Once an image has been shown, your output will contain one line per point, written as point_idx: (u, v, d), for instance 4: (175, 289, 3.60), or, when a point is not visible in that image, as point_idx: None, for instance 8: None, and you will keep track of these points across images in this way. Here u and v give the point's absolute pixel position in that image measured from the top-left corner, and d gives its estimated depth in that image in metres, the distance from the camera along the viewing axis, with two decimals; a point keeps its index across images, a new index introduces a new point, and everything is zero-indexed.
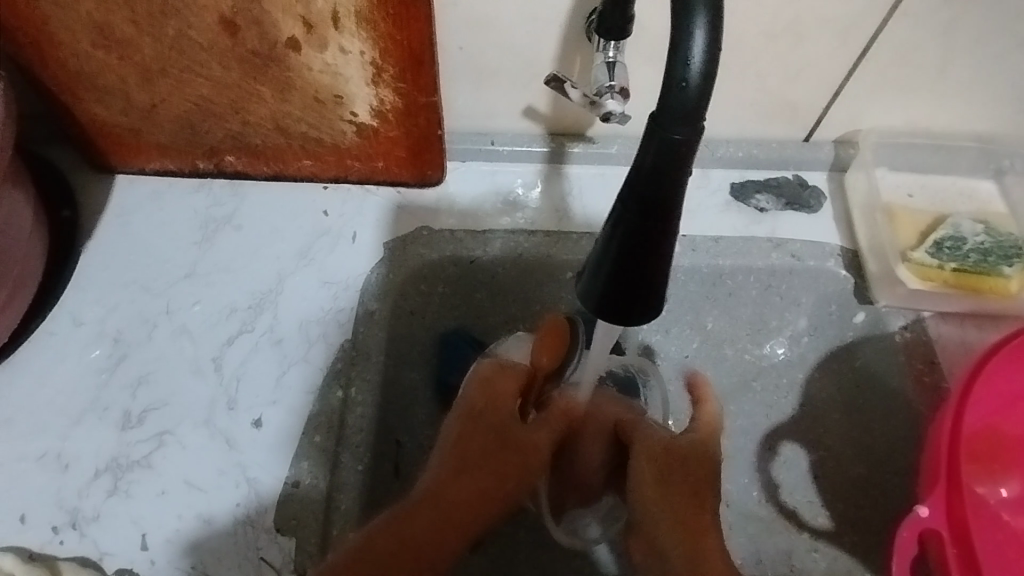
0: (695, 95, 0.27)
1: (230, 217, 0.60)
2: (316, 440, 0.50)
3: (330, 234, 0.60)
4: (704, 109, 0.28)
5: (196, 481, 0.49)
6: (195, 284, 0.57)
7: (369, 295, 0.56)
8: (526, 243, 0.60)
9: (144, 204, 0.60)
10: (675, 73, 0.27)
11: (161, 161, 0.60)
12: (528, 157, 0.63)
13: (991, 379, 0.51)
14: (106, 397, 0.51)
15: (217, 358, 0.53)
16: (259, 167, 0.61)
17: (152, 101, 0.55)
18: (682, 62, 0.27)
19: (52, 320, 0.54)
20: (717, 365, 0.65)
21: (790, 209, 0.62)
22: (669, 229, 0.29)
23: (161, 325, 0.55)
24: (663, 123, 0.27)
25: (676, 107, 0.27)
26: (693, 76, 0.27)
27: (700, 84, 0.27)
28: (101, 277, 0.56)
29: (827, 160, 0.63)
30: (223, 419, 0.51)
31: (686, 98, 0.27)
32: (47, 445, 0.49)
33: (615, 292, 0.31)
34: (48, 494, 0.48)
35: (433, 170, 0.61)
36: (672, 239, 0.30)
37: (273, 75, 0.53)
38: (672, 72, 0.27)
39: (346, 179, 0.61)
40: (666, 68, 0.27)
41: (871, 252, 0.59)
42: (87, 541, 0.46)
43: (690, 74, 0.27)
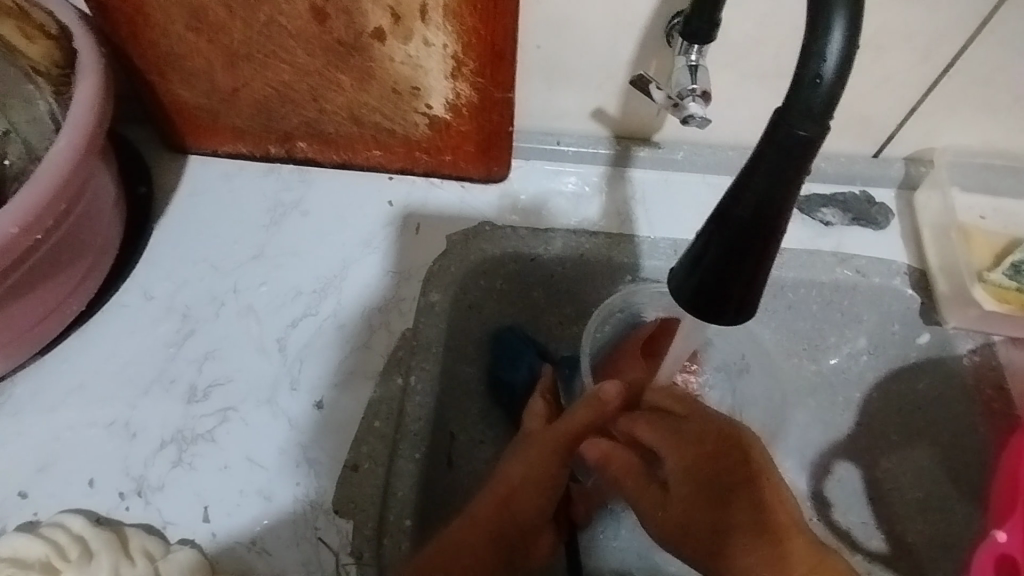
0: (827, 93, 0.28)
1: (298, 203, 0.61)
2: (376, 426, 0.51)
3: (393, 225, 0.60)
4: (830, 107, 0.29)
5: (258, 457, 0.49)
6: (262, 266, 0.58)
7: (431, 287, 0.57)
8: (587, 244, 0.60)
9: (216, 185, 0.61)
10: (808, 71, 0.28)
11: (235, 144, 0.61)
12: (591, 158, 0.63)
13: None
14: (174, 370, 0.52)
15: (281, 339, 0.54)
16: (329, 155, 0.61)
17: (234, 85, 0.56)
18: (818, 58, 0.28)
19: (124, 292, 0.56)
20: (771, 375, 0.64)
21: (857, 224, 0.61)
22: (779, 226, 0.30)
23: (228, 303, 0.56)
24: (792, 118, 0.29)
25: (804, 103, 0.29)
26: (828, 73, 0.28)
27: (832, 81, 0.28)
28: (172, 253, 0.58)
29: (896, 178, 0.62)
30: (286, 398, 0.52)
31: (819, 93, 0.28)
32: (115, 413, 0.50)
33: (711, 287, 0.32)
34: (116, 460, 0.49)
35: (499, 166, 0.61)
36: (776, 240, 0.31)
37: (355, 65, 0.54)
38: (805, 69, 0.28)
39: (412, 171, 0.62)
40: (802, 64, 0.28)
41: (941, 272, 0.58)
42: (152, 509, 0.47)
43: (825, 70, 0.28)
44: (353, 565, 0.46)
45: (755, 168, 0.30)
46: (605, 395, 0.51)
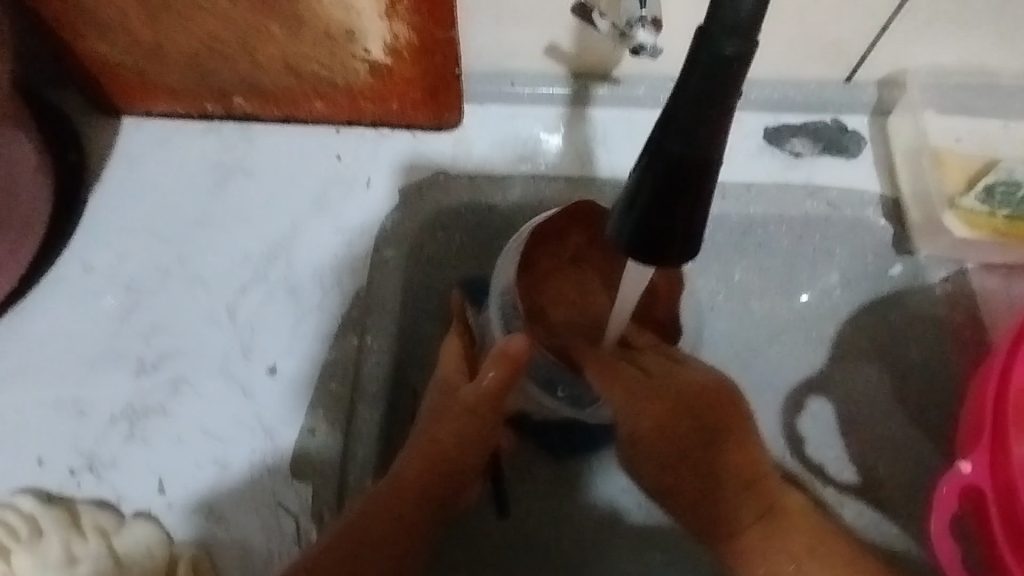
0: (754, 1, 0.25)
1: (242, 162, 0.58)
2: (332, 388, 0.49)
3: (343, 180, 0.58)
4: (758, 17, 0.26)
5: (211, 427, 0.48)
6: (207, 231, 0.55)
7: (384, 243, 0.55)
8: (547, 190, 0.58)
9: (153, 147, 0.58)
10: None
11: (169, 104, 0.58)
12: (548, 99, 0.60)
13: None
14: (120, 343, 0.51)
15: (231, 305, 0.52)
16: (270, 110, 0.58)
17: (156, 38, 0.52)
18: None
19: (64, 266, 0.53)
20: (740, 310, 0.62)
21: (828, 154, 0.59)
22: (711, 158, 0.28)
23: (173, 272, 0.53)
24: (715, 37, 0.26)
25: (729, 16, 0.26)
26: None
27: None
28: (111, 222, 0.55)
29: (869, 102, 0.58)
30: (238, 366, 0.50)
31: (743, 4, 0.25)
32: (62, 391, 0.49)
33: (651, 228, 0.30)
34: (65, 438, 0.48)
35: (450, 112, 0.58)
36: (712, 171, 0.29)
37: (282, 9, 0.50)
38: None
39: (359, 122, 0.59)
40: None
41: (913, 199, 0.56)
42: (105, 485, 0.46)
43: None
44: (314, 528, 0.45)
45: (680, 98, 0.27)
46: (513, 348, 0.45)
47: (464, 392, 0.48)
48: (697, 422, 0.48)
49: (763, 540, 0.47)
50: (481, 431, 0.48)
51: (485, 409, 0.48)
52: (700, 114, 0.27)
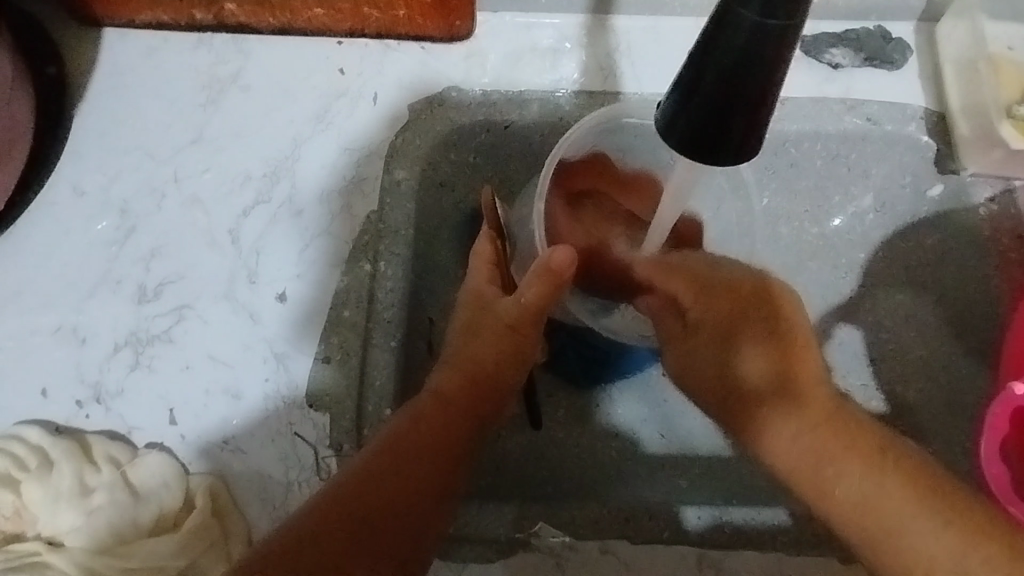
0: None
1: (236, 76, 0.53)
2: (345, 315, 0.47)
3: (347, 96, 0.53)
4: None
5: (221, 356, 0.46)
6: (203, 151, 0.51)
7: (394, 163, 0.51)
8: (567, 107, 0.54)
9: (139, 60, 0.53)
10: None
11: (153, 11, 0.53)
12: (568, 5, 0.55)
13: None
14: (119, 270, 0.48)
15: (233, 230, 0.49)
16: (265, 19, 0.53)
17: None
18: None
19: (52, 190, 0.50)
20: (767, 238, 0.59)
21: (870, 65, 0.54)
22: (791, 30, 0.25)
23: (170, 195, 0.50)
24: None
25: None
26: None
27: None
28: (100, 142, 0.51)
29: (918, 7, 0.54)
30: (246, 294, 0.48)
31: None
32: (61, 319, 0.47)
33: (705, 120, 0.27)
34: (68, 368, 0.45)
35: (461, 20, 0.53)
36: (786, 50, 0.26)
37: None
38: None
39: (363, 32, 0.54)
40: None
41: (963, 112, 0.52)
42: (113, 415, 0.44)
43: None
44: (333, 458, 0.44)
45: None
46: (558, 263, 0.41)
47: (502, 308, 0.45)
48: (731, 333, 0.45)
49: (816, 462, 0.40)
50: (523, 348, 0.46)
51: (528, 325, 0.44)
52: None
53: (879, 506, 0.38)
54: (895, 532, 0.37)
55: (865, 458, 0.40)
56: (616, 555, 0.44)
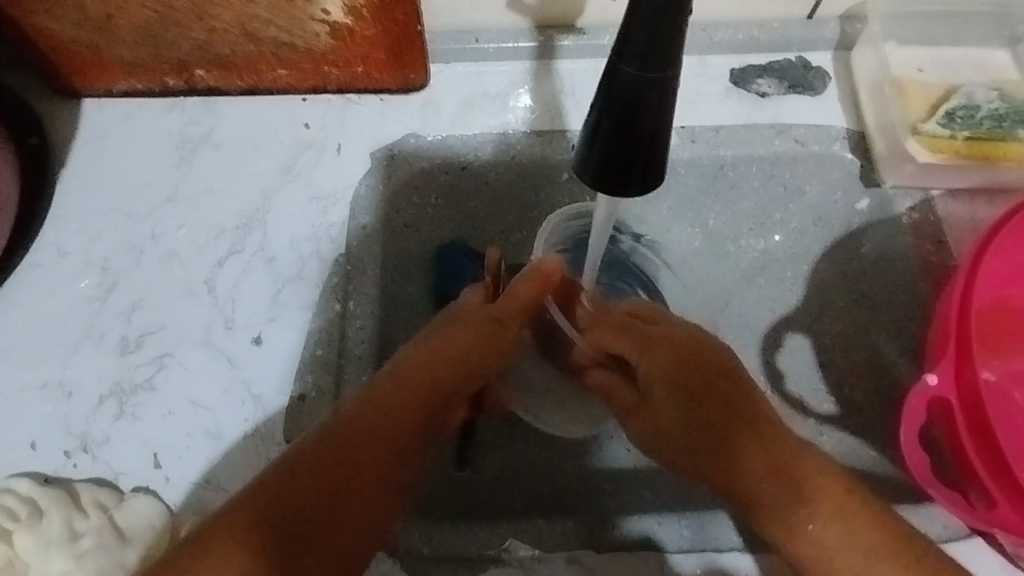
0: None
1: (207, 136, 0.57)
2: (318, 354, 0.50)
3: (313, 148, 0.57)
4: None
5: (201, 401, 0.49)
6: (178, 208, 0.55)
7: (358, 209, 0.55)
8: (519, 146, 0.58)
9: (116, 126, 0.57)
10: None
11: (129, 81, 0.56)
12: (514, 54, 0.60)
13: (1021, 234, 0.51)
14: (102, 324, 0.51)
15: (209, 280, 0.52)
16: (232, 81, 0.57)
17: (107, 11, 0.51)
18: None
19: (36, 252, 0.53)
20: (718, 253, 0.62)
21: (794, 92, 0.59)
22: (670, 81, 0.29)
23: (148, 251, 0.53)
24: None
25: None
26: None
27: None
28: (82, 204, 0.54)
29: (832, 39, 0.59)
30: (222, 339, 0.50)
31: None
32: (47, 375, 0.49)
33: (611, 161, 0.31)
34: (55, 421, 0.48)
35: (416, 73, 0.58)
36: (670, 95, 0.30)
37: None
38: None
39: (325, 88, 0.58)
40: None
41: (878, 130, 0.57)
42: (100, 463, 0.47)
43: None
44: None
45: (631, 25, 0.28)
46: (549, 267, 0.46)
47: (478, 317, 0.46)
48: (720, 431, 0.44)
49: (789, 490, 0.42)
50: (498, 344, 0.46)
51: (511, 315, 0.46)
52: (653, 31, 0.27)
53: (840, 556, 0.40)
54: (843, 573, 0.40)
55: (825, 504, 0.42)
56: (580, 562, 0.47)
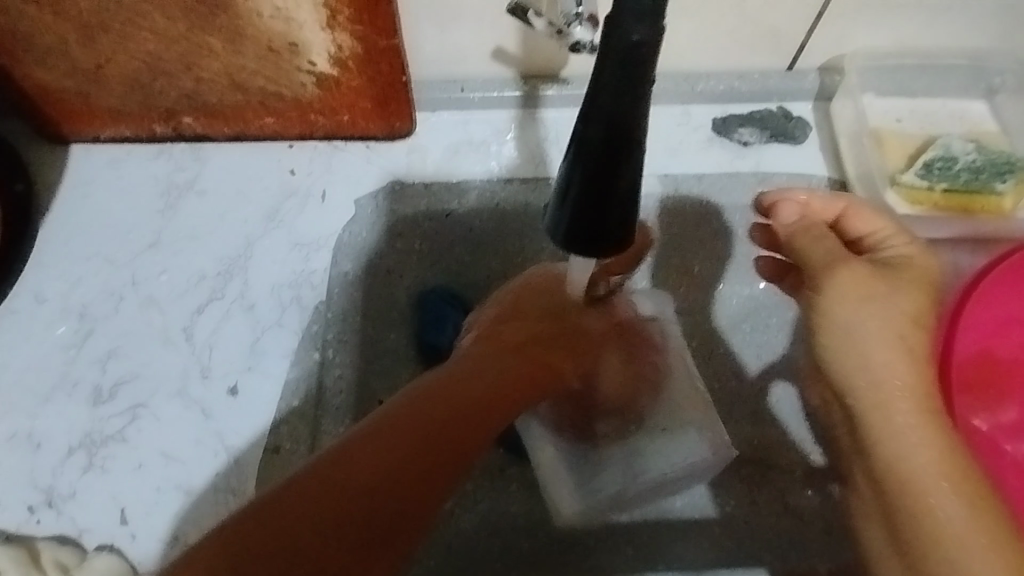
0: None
1: (192, 182, 0.57)
2: (296, 404, 0.49)
3: (297, 195, 0.57)
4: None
5: (174, 452, 0.47)
6: (160, 254, 0.54)
7: (341, 256, 0.55)
8: (502, 193, 0.59)
9: (102, 172, 0.57)
10: None
11: (116, 127, 0.57)
12: (499, 102, 0.60)
13: (1003, 291, 0.51)
14: (76, 373, 0.50)
15: (187, 327, 0.52)
16: (219, 128, 0.57)
17: (96, 61, 0.52)
18: None
19: (14, 299, 0.52)
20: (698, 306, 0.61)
21: (775, 141, 0.60)
22: (636, 144, 0.29)
23: (127, 297, 0.53)
24: (620, 21, 0.25)
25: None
26: None
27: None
28: (63, 250, 0.54)
29: (812, 90, 0.60)
30: (198, 388, 0.50)
31: None
32: (16, 426, 0.48)
33: (584, 223, 0.31)
34: (22, 474, 0.47)
35: (402, 121, 0.58)
36: (636, 157, 0.29)
37: (221, 24, 0.50)
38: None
39: (311, 136, 0.59)
40: None
41: (860, 180, 0.57)
42: (65, 519, 0.45)
43: None
44: None
45: (596, 91, 0.27)
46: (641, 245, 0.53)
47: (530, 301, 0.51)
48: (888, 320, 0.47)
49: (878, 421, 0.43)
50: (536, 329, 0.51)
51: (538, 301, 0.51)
52: (616, 98, 0.27)
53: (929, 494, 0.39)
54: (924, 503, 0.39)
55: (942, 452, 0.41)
56: None
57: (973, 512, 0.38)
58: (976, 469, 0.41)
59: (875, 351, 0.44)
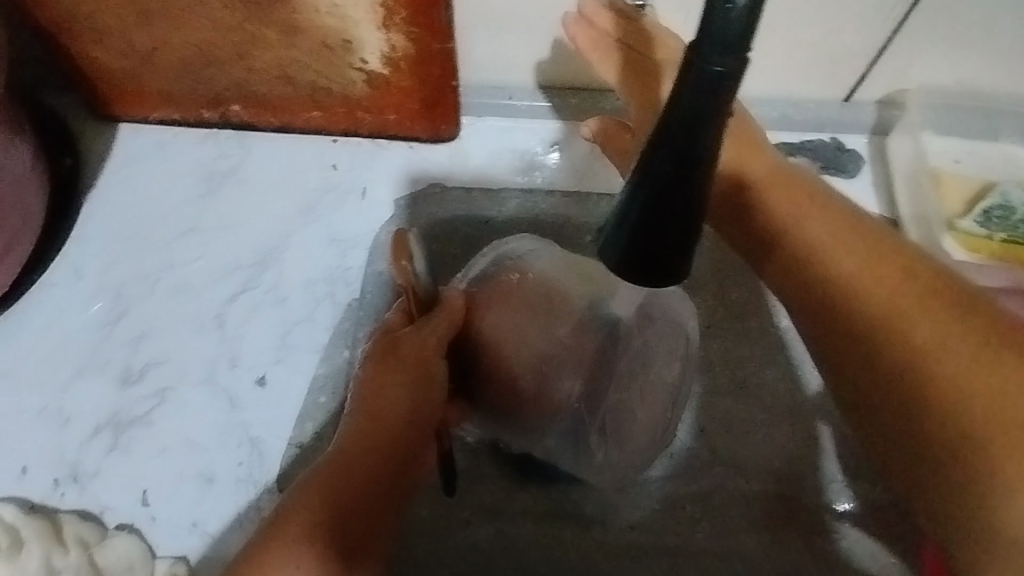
0: (746, 13, 0.24)
1: (236, 170, 0.58)
2: (322, 400, 0.49)
3: (337, 190, 0.57)
4: (748, 33, 0.25)
5: (197, 439, 0.48)
6: (198, 239, 0.55)
7: (377, 255, 0.55)
8: (543, 205, 0.58)
9: (149, 154, 0.58)
10: None
11: (165, 111, 0.57)
12: (546, 113, 0.60)
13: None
14: (108, 351, 0.50)
15: (219, 315, 0.52)
16: (265, 118, 0.58)
17: (152, 44, 0.52)
18: None
19: (54, 273, 0.53)
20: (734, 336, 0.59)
21: (826, 173, 0.58)
22: (706, 176, 0.28)
23: (163, 280, 0.53)
24: (704, 52, 0.25)
25: (719, 33, 0.25)
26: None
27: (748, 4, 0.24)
28: (104, 228, 0.55)
29: (868, 122, 0.58)
30: (225, 376, 0.50)
31: (732, 21, 0.24)
32: (47, 399, 0.49)
33: (641, 251, 0.30)
34: (48, 448, 0.47)
35: (447, 125, 0.58)
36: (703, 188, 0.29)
37: (277, 17, 0.50)
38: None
39: (356, 132, 0.59)
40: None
41: (913, 220, 0.55)
42: (87, 496, 0.46)
43: None
44: None
45: (671, 118, 0.27)
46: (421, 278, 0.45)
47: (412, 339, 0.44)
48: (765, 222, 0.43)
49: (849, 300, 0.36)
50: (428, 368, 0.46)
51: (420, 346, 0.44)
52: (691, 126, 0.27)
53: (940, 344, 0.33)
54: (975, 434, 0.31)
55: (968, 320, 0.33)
56: None
57: (971, 338, 0.32)
58: (915, 264, 0.36)
59: (829, 261, 0.38)
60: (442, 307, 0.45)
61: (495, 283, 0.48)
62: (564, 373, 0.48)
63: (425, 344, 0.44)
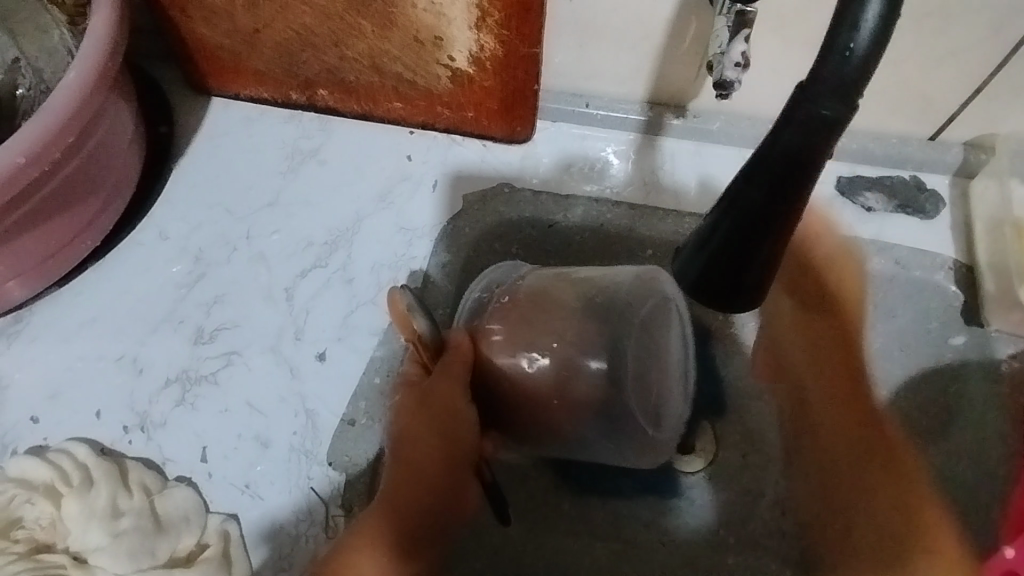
0: (859, 60, 0.26)
1: (317, 151, 0.60)
2: (376, 381, 0.50)
3: (411, 180, 0.59)
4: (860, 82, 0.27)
5: (257, 404, 0.50)
6: (276, 214, 0.57)
7: (440, 247, 0.56)
8: (609, 214, 0.58)
9: (237, 128, 0.61)
10: (841, 39, 0.26)
11: (257, 89, 0.60)
12: (621, 124, 0.60)
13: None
14: (184, 311, 0.53)
15: (289, 288, 0.54)
16: (349, 104, 0.60)
17: (254, 25, 0.55)
18: (851, 24, 0.26)
19: (141, 231, 0.56)
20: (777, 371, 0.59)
21: (902, 212, 0.57)
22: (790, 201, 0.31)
23: (240, 249, 0.56)
24: (816, 95, 0.28)
25: (834, 75, 0.27)
26: (861, 42, 0.26)
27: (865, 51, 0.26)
28: (191, 194, 0.58)
29: (952, 164, 0.57)
30: (288, 348, 0.52)
31: (848, 65, 0.26)
32: (125, 349, 0.52)
33: (708, 285, 0.36)
34: (122, 395, 0.50)
35: (522, 127, 0.59)
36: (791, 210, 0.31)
37: (376, 9, 0.51)
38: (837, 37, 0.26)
39: (433, 126, 0.60)
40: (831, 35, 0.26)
41: (991, 269, 0.53)
42: (152, 445, 0.48)
43: (857, 39, 0.26)
44: (341, 518, 0.46)
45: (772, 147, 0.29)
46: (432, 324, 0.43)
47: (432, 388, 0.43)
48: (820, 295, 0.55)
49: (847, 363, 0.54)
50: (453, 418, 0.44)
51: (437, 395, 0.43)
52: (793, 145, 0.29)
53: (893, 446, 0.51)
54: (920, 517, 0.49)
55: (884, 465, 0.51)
56: None
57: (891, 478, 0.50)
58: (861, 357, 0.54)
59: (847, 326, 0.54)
60: (450, 350, 0.44)
61: (496, 310, 0.47)
62: (583, 381, 0.47)
63: (452, 387, 0.43)
